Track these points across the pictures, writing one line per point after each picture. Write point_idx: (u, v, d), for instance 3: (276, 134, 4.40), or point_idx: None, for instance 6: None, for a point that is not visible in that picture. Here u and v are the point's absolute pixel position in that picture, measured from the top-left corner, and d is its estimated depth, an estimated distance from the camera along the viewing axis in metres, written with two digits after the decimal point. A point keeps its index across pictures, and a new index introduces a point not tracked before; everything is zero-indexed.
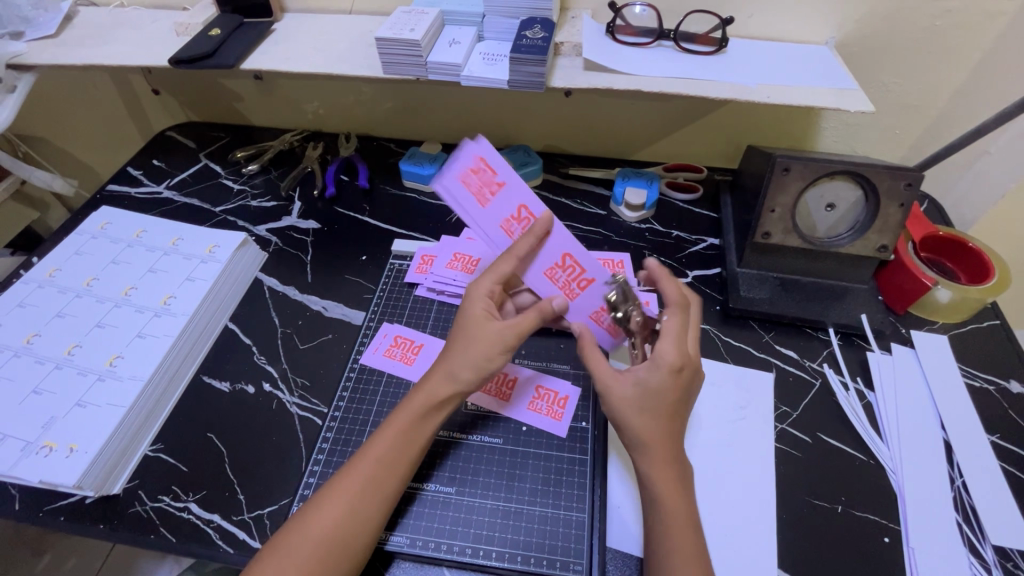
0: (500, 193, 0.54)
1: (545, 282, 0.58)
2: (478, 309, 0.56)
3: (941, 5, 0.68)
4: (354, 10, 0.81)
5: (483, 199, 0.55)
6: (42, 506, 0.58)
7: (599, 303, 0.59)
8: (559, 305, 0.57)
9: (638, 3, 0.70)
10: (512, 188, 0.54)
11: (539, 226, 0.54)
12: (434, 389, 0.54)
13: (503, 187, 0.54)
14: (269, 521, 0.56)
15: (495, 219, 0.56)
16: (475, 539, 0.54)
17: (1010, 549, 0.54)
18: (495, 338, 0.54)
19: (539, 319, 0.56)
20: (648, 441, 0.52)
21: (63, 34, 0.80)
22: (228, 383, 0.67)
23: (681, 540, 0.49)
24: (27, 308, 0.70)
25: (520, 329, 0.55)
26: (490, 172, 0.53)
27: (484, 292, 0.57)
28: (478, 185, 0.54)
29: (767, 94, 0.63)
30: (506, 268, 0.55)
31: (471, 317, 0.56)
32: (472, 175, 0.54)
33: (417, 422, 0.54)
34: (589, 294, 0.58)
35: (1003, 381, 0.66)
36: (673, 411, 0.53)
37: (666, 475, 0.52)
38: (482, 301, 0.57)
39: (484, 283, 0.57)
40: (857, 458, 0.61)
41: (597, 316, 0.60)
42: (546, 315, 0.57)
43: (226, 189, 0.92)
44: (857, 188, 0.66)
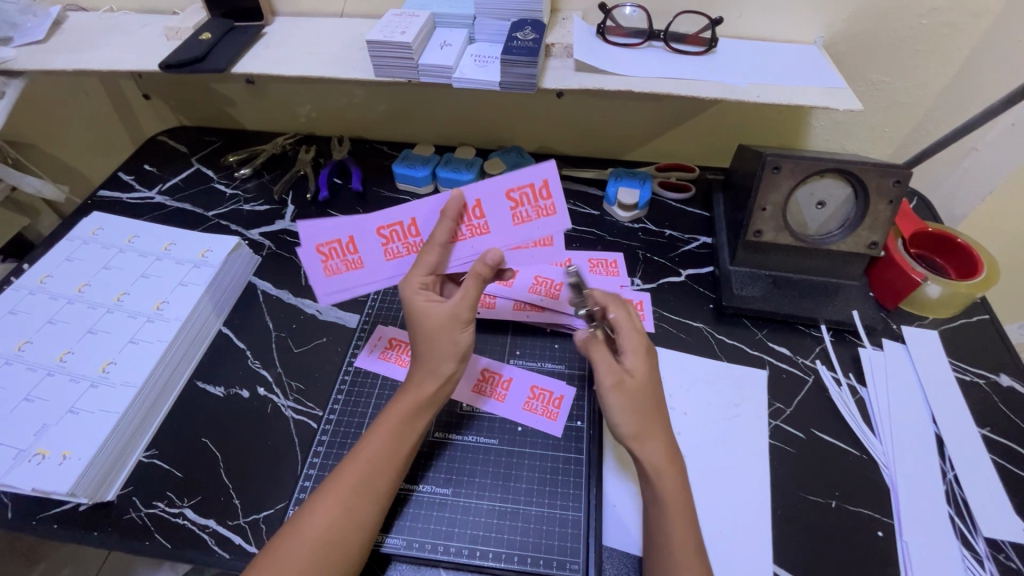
0: (357, 244, 0.57)
1: (463, 249, 0.57)
2: (418, 303, 0.54)
3: (927, 5, 0.69)
4: (346, 13, 0.81)
5: (357, 260, 0.58)
6: (36, 514, 0.57)
7: (506, 208, 0.56)
8: (493, 258, 0.54)
9: (628, 4, 0.71)
10: (360, 232, 0.56)
11: (452, 208, 0.54)
12: (421, 390, 0.55)
13: (354, 238, 0.57)
14: (265, 525, 0.56)
15: (380, 258, 0.58)
16: (472, 540, 0.54)
17: (1001, 541, 0.55)
18: (451, 318, 0.54)
19: (482, 281, 0.55)
20: (649, 429, 0.53)
21: (52, 39, 0.80)
22: (222, 388, 0.67)
23: (678, 532, 0.50)
24: (18, 314, 0.69)
25: (468, 301, 0.54)
26: (336, 242, 0.56)
27: (415, 287, 0.54)
28: (343, 259, 0.57)
29: (757, 94, 0.64)
30: (432, 259, 0.55)
31: (417, 313, 0.54)
32: (330, 258, 0.57)
33: (407, 424, 0.54)
34: (492, 212, 0.56)
35: (993, 375, 0.67)
36: (657, 392, 0.56)
37: (664, 470, 0.52)
38: (419, 296, 0.54)
39: (413, 277, 0.55)
40: (850, 453, 0.61)
41: (520, 217, 0.56)
42: (487, 272, 0.54)
43: (219, 193, 0.92)
44: (847, 185, 0.67)
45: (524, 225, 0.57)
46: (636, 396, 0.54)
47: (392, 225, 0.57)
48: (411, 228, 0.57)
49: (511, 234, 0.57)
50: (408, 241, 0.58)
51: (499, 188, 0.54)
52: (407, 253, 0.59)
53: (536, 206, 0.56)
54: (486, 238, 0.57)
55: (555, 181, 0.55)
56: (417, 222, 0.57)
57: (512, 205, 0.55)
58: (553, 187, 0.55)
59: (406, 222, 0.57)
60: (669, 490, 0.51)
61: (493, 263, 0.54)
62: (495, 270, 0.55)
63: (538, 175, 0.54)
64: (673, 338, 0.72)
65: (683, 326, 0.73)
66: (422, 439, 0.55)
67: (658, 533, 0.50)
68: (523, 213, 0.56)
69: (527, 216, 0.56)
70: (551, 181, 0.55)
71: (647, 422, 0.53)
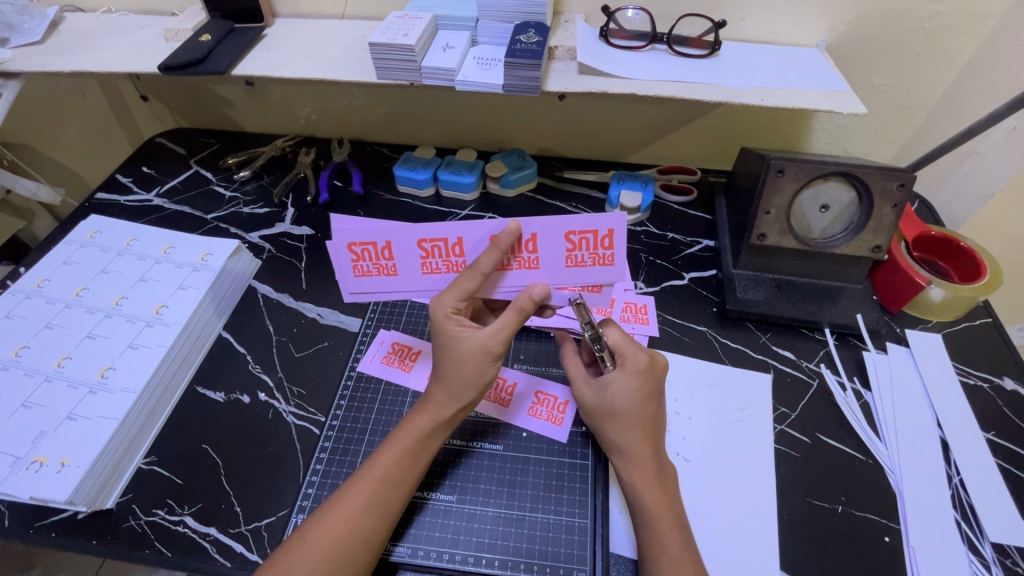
0: (392, 251, 0.54)
1: (509, 279, 0.54)
2: (450, 329, 0.53)
3: (930, 8, 0.69)
4: (346, 15, 0.80)
5: (390, 267, 0.55)
6: (32, 523, 0.56)
7: (562, 248, 0.52)
8: (538, 294, 0.52)
9: (631, 7, 0.71)
10: (398, 240, 0.53)
11: (504, 241, 0.50)
12: (438, 410, 0.54)
13: (391, 245, 0.53)
14: (267, 533, 0.55)
15: (416, 270, 0.56)
16: (477, 547, 0.54)
17: (1008, 546, 0.55)
18: (481, 350, 0.53)
19: (523, 316, 0.53)
20: (624, 444, 0.54)
21: (50, 40, 0.79)
22: (222, 393, 0.66)
23: (668, 540, 0.49)
24: (15, 319, 0.68)
25: (502, 334, 0.53)
26: (371, 245, 0.53)
27: (448, 312, 0.53)
28: (375, 263, 0.55)
29: (761, 97, 0.64)
30: (469, 285, 0.52)
31: (446, 338, 0.54)
32: (362, 259, 0.55)
33: (422, 442, 0.54)
34: (547, 249, 0.52)
35: (996, 378, 0.67)
36: (647, 416, 0.54)
37: (647, 477, 0.52)
38: (450, 321, 0.53)
39: (446, 302, 0.53)
40: (855, 457, 0.61)
41: (575, 260, 0.53)
42: (531, 307, 0.52)
43: (218, 196, 0.91)
44: (851, 189, 0.66)
45: (577, 268, 0.53)
46: (606, 416, 0.55)
47: (435, 240, 0.53)
48: (455, 247, 0.54)
49: (560, 275, 0.54)
50: (449, 259, 0.55)
51: (559, 227, 0.50)
52: (445, 270, 0.56)
53: (594, 254, 0.52)
54: (533, 273, 0.54)
55: (621, 233, 0.51)
56: (463, 243, 0.53)
57: (569, 247, 0.52)
58: (617, 239, 0.51)
59: (450, 240, 0.53)
60: (652, 502, 0.51)
61: (538, 299, 0.52)
62: (539, 305, 0.53)
63: (604, 224, 0.50)
64: (678, 342, 0.71)
65: (687, 330, 0.73)
66: (434, 453, 0.55)
67: (647, 542, 0.50)
68: (578, 256, 0.52)
69: (582, 260, 0.53)
70: (616, 232, 0.51)
71: (621, 437, 0.54)
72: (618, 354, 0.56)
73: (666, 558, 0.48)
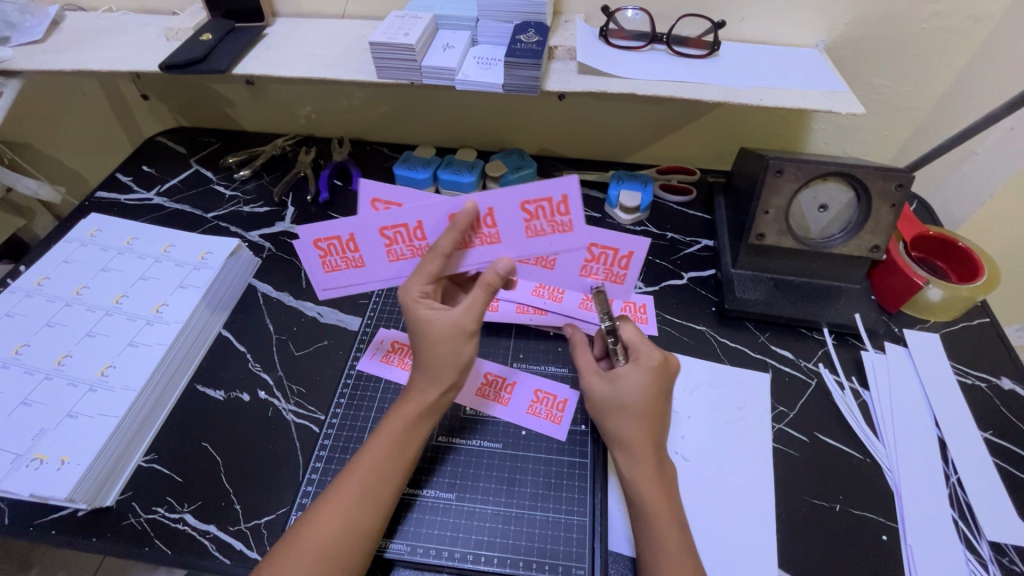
0: (356, 243, 0.56)
1: (472, 257, 0.55)
2: (421, 312, 0.53)
3: (928, 9, 0.69)
4: (347, 14, 0.80)
5: (357, 258, 0.58)
6: (32, 520, 0.56)
7: (520, 220, 0.52)
8: (503, 269, 0.53)
9: (631, 7, 0.71)
10: (359, 231, 0.55)
11: (460, 221, 0.51)
12: (422, 396, 0.55)
13: (354, 237, 0.55)
14: (267, 531, 0.55)
15: (381, 259, 0.57)
16: (476, 545, 0.54)
17: (1005, 544, 0.55)
18: (455, 330, 0.53)
19: (492, 291, 0.53)
20: (630, 439, 0.54)
21: (51, 39, 0.79)
22: (222, 392, 0.66)
23: (668, 538, 0.50)
24: (15, 317, 0.68)
25: (474, 312, 0.53)
26: (335, 239, 0.56)
27: (416, 296, 0.53)
28: (343, 257, 0.57)
29: (760, 97, 0.64)
30: (433, 268, 0.53)
31: (419, 322, 0.53)
32: (328, 254, 0.57)
33: (408, 430, 0.54)
34: (506, 222, 0.52)
35: (994, 378, 0.67)
36: (654, 413, 0.54)
37: (649, 473, 0.52)
38: (420, 304, 0.54)
39: (413, 287, 0.53)
40: (853, 456, 0.61)
41: (535, 230, 0.53)
42: (498, 282, 0.53)
43: (219, 195, 0.91)
44: (849, 190, 0.67)
45: (539, 238, 0.53)
46: (615, 409, 0.55)
47: (396, 226, 0.54)
48: (416, 231, 0.54)
49: (523, 247, 0.54)
50: (413, 243, 0.56)
51: (513, 198, 0.50)
52: (410, 255, 0.57)
53: (552, 221, 0.52)
54: (496, 247, 0.54)
55: (575, 198, 0.50)
56: (424, 226, 0.54)
57: (527, 218, 0.52)
58: (573, 204, 0.51)
59: (410, 225, 0.54)
60: (653, 498, 0.51)
61: (503, 274, 0.53)
62: (506, 279, 0.54)
63: (556, 190, 0.49)
64: (677, 341, 0.72)
65: (686, 329, 0.73)
66: (423, 444, 0.55)
67: (646, 540, 0.50)
68: (537, 226, 0.52)
69: (542, 229, 0.53)
70: (571, 197, 0.50)
71: (629, 434, 0.54)
72: (633, 350, 0.57)
73: (665, 556, 0.49)
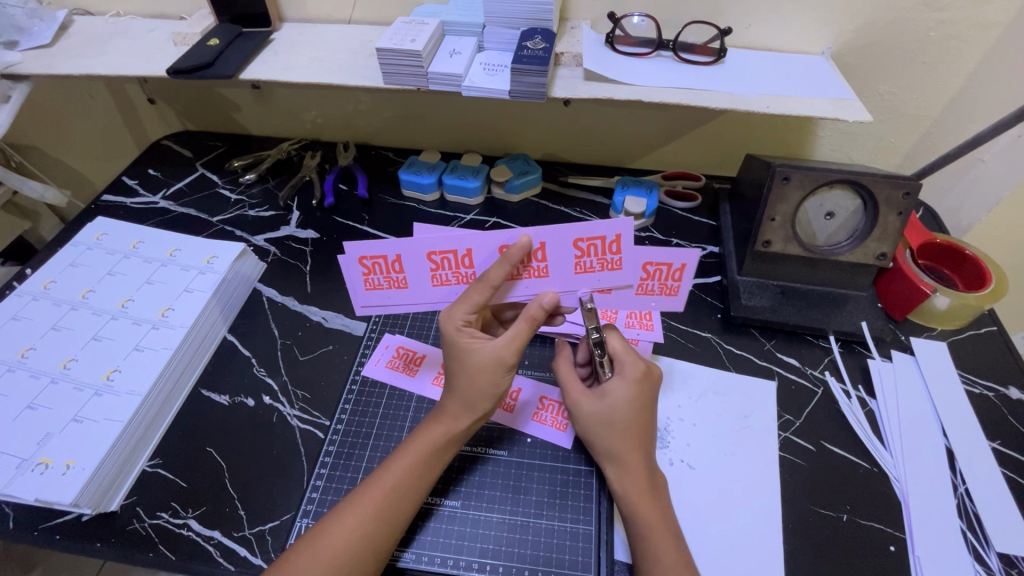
0: (403, 264, 0.53)
1: (518, 288, 0.53)
2: (462, 341, 0.53)
3: (936, 16, 0.69)
4: (354, 20, 0.81)
5: (400, 280, 0.54)
6: (37, 525, 0.56)
7: (571, 255, 0.51)
8: (548, 303, 0.52)
9: (637, 14, 0.71)
10: (408, 253, 0.52)
11: (514, 254, 0.49)
12: (454, 423, 0.54)
13: (401, 258, 0.52)
14: (271, 538, 0.55)
15: (426, 283, 0.55)
16: (481, 553, 0.54)
17: (1015, 556, 0.54)
18: (496, 361, 0.53)
19: (535, 324, 0.52)
20: (619, 452, 0.54)
21: (59, 43, 0.79)
22: (227, 396, 0.66)
23: (664, 550, 0.50)
24: (22, 321, 0.68)
25: (515, 344, 0.53)
26: (381, 259, 0.53)
27: (459, 325, 0.52)
28: (386, 277, 0.54)
29: (766, 104, 0.64)
30: (479, 297, 0.51)
31: (459, 351, 0.53)
32: (372, 273, 0.54)
33: (433, 451, 0.54)
34: (556, 257, 0.51)
35: (1002, 388, 0.67)
36: (643, 423, 0.55)
37: (641, 488, 0.53)
38: (462, 334, 0.53)
39: (456, 315, 0.52)
40: (860, 466, 0.61)
41: (583, 266, 0.52)
42: (542, 315, 0.52)
43: (224, 198, 0.92)
44: (856, 197, 0.66)
45: (586, 274, 0.52)
46: (604, 422, 0.55)
47: (445, 252, 0.52)
48: (464, 259, 0.52)
49: (570, 281, 0.53)
50: (459, 270, 0.53)
51: (566, 235, 0.49)
52: (455, 281, 0.54)
53: (602, 259, 0.51)
54: (543, 280, 0.53)
55: (628, 238, 0.49)
56: (473, 254, 0.52)
57: (578, 254, 0.51)
58: (626, 244, 0.50)
59: (459, 252, 0.52)
60: (646, 515, 0.52)
61: (548, 307, 0.52)
62: (549, 311, 0.53)
63: (611, 230, 0.49)
64: (683, 348, 0.71)
65: (692, 336, 0.73)
66: (445, 467, 0.55)
67: (639, 550, 0.51)
68: (587, 263, 0.52)
69: (591, 266, 0.52)
70: (624, 237, 0.49)
71: (621, 446, 0.54)
72: (618, 362, 0.57)
73: (661, 567, 0.49)
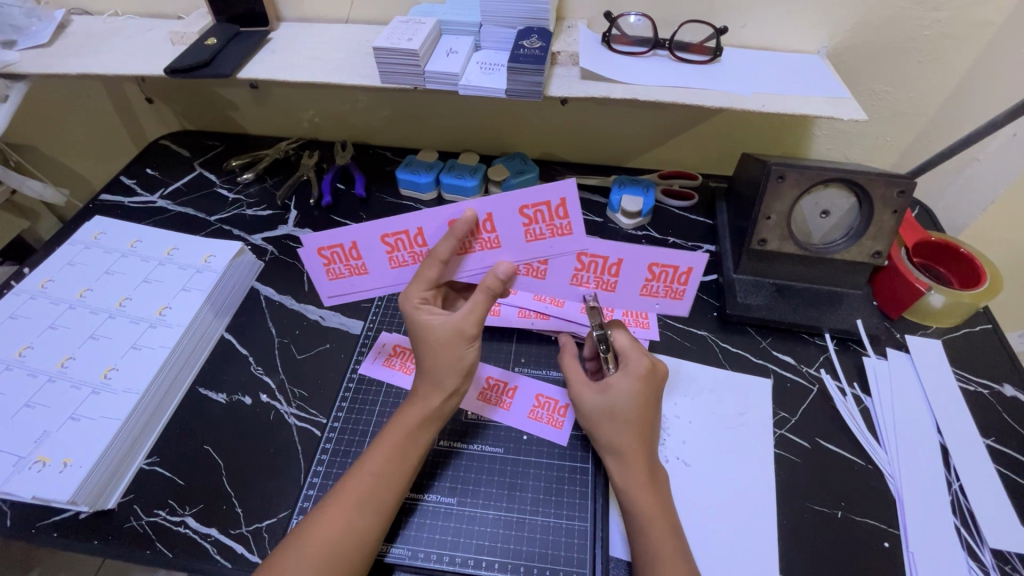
0: (359, 250, 0.55)
1: (472, 263, 0.54)
2: (421, 318, 0.54)
3: (930, 15, 0.69)
4: (351, 19, 0.81)
5: (360, 266, 0.57)
6: (34, 523, 0.56)
7: (519, 224, 0.51)
8: (504, 272, 0.53)
9: (633, 13, 0.72)
10: (362, 239, 0.54)
11: (460, 228, 0.50)
12: (427, 403, 0.55)
13: (356, 245, 0.54)
14: (268, 535, 0.55)
15: (385, 266, 0.57)
16: (477, 549, 0.54)
17: (1008, 552, 0.55)
18: (455, 334, 0.53)
19: (491, 295, 0.53)
20: (620, 446, 0.55)
21: (57, 42, 0.79)
22: (223, 395, 0.67)
23: (662, 544, 0.50)
24: (19, 319, 0.68)
25: (474, 317, 0.53)
26: (338, 248, 0.55)
27: (416, 302, 0.54)
28: (346, 265, 0.56)
29: (761, 103, 0.64)
30: (431, 273, 0.53)
31: (419, 327, 0.54)
32: (333, 263, 0.56)
33: (411, 436, 0.54)
34: (505, 227, 0.52)
35: (997, 385, 0.67)
36: (648, 418, 0.56)
37: (640, 481, 0.53)
38: (420, 311, 0.54)
39: (413, 293, 0.54)
40: (856, 463, 0.61)
41: (534, 234, 0.52)
42: (498, 286, 0.53)
43: (222, 197, 0.92)
44: (851, 196, 0.66)
45: (538, 242, 0.52)
46: (608, 416, 0.56)
47: (397, 234, 0.53)
48: (417, 238, 0.54)
49: (523, 250, 0.53)
50: (414, 250, 0.55)
51: (510, 202, 0.50)
52: (412, 261, 0.56)
53: (552, 224, 0.51)
54: (497, 252, 0.54)
55: (573, 200, 0.49)
56: (424, 232, 0.53)
57: (526, 221, 0.51)
58: (571, 205, 0.50)
59: (411, 232, 0.53)
60: (645, 507, 0.52)
61: (503, 277, 0.52)
62: (506, 283, 0.54)
63: (553, 192, 0.49)
64: (679, 346, 0.72)
65: (688, 335, 0.73)
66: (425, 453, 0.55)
67: (637, 545, 0.51)
68: (537, 230, 0.52)
69: (541, 233, 0.52)
70: (569, 200, 0.50)
71: (625, 441, 0.54)
72: (623, 357, 0.58)
73: (657, 561, 0.49)
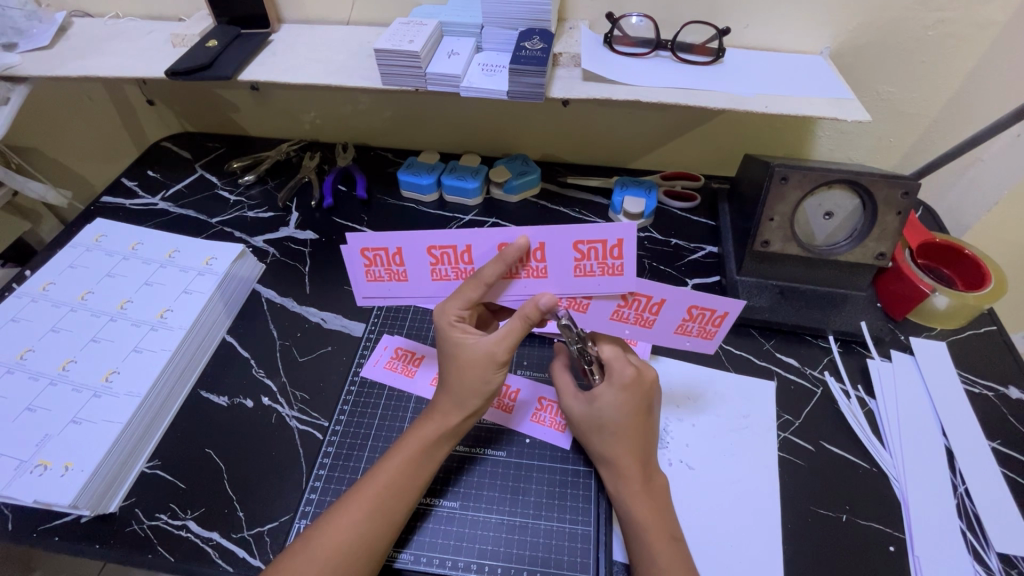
0: (403, 257, 0.53)
1: (517, 288, 0.53)
2: (454, 336, 0.53)
3: (934, 16, 0.69)
4: (352, 20, 0.80)
5: (401, 272, 0.54)
6: (35, 527, 0.56)
7: (570, 258, 0.50)
8: (546, 305, 0.50)
9: (635, 14, 0.72)
10: (408, 246, 0.52)
11: (510, 254, 0.49)
12: (445, 420, 0.54)
13: (401, 251, 0.52)
14: (269, 539, 0.55)
15: (425, 277, 0.54)
16: (479, 554, 0.54)
17: (1014, 556, 0.54)
18: (486, 358, 0.52)
19: (529, 324, 0.51)
20: (612, 455, 0.55)
21: (58, 45, 0.79)
22: (225, 397, 0.66)
23: (660, 551, 0.50)
24: (20, 322, 0.68)
25: (508, 342, 0.52)
26: (382, 251, 0.52)
27: (452, 320, 0.52)
28: (387, 269, 0.54)
29: (764, 104, 0.64)
30: (472, 293, 0.51)
31: (450, 345, 0.53)
32: (374, 264, 0.54)
33: (428, 450, 0.54)
34: (555, 258, 0.50)
35: (1002, 388, 0.67)
36: (638, 426, 0.55)
37: (636, 489, 0.53)
38: (454, 329, 0.53)
39: (449, 310, 0.52)
40: (860, 466, 0.61)
41: (583, 270, 0.50)
42: (537, 315, 0.51)
43: (223, 199, 0.92)
44: (855, 197, 0.66)
45: (585, 278, 0.51)
46: (596, 427, 0.56)
47: (444, 247, 0.51)
48: (464, 255, 0.52)
49: (569, 284, 0.51)
50: (457, 266, 0.53)
51: (566, 237, 0.48)
52: (454, 277, 0.54)
53: (603, 263, 0.49)
54: (541, 281, 0.52)
55: (631, 243, 0.48)
56: (472, 250, 0.51)
57: (577, 257, 0.49)
58: (628, 248, 0.48)
59: (459, 248, 0.51)
60: (641, 513, 0.52)
61: (545, 309, 0.50)
62: (547, 314, 0.51)
63: (613, 233, 0.47)
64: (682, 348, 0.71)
65: None
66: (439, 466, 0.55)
67: (637, 550, 0.51)
68: (587, 266, 0.50)
69: (591, 270, 0.50)
70: (626, 243, 0.48)
71: (615, 450, 0.54)
72: (607, 367, 0.56)
73: (657, 567, 0.49)
